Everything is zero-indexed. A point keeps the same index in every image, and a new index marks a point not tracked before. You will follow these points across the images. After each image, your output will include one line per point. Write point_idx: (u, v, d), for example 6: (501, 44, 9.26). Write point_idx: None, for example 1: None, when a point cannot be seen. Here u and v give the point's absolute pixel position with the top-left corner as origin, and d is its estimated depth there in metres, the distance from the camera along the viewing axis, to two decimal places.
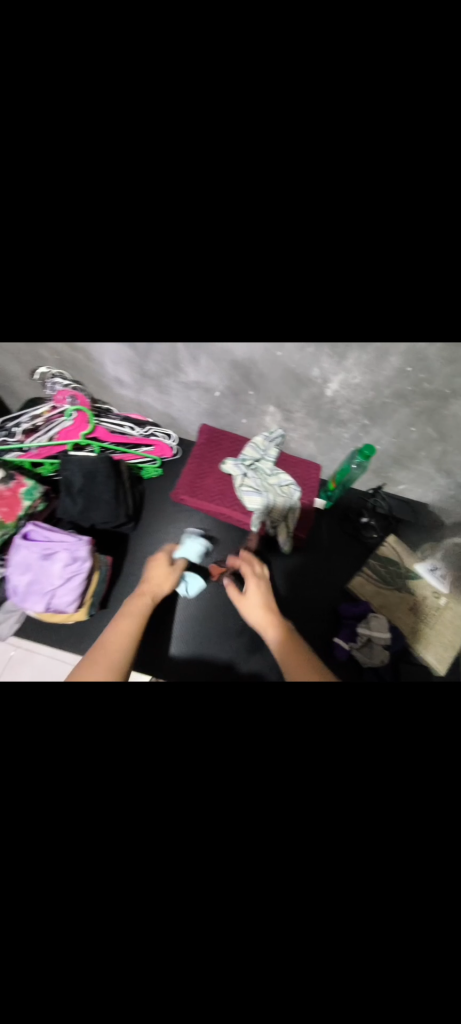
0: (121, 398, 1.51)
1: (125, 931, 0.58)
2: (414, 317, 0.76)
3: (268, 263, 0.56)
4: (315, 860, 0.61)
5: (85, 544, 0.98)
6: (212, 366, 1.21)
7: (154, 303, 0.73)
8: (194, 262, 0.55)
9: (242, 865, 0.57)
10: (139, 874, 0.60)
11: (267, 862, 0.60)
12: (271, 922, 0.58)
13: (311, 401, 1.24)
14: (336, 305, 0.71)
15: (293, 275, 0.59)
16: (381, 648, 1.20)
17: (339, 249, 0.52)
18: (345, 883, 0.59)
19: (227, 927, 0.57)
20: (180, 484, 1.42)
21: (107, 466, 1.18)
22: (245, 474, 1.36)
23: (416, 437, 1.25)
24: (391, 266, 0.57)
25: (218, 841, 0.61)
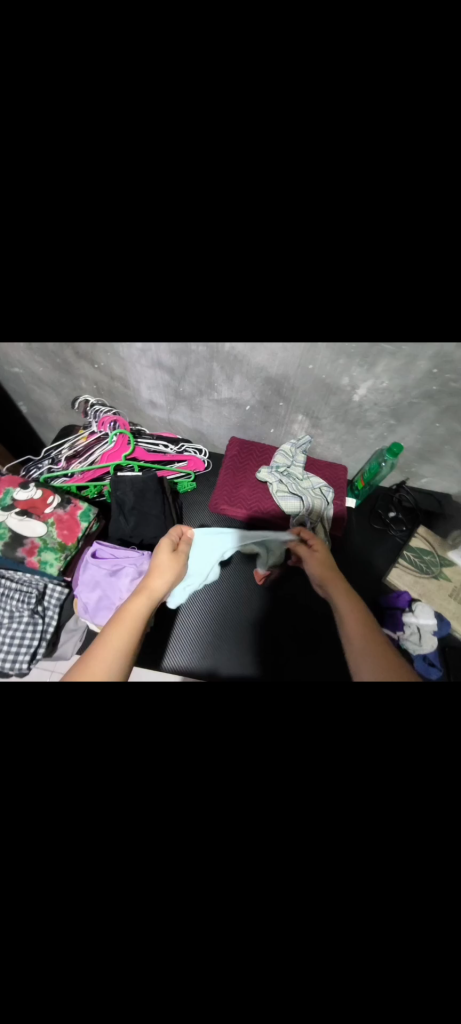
0: (152, 419, 1.60)
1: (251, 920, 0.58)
2: (447, 329, 0.84)
3: (336, 291, 0.61)
4: (412, 870, 0.51)
5: (149, 559, 1.03)
6: (245, 383, 1.30)
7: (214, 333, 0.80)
8: (273, 298, 0.62)
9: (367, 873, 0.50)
10: (253, 886, 0.50)
11: (380, 874, 0.50)
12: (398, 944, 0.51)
13: (339, 408, 1.32)
14: (380, 326, 0.79)
15: (353, 303, 0.66)
16: (430, 636, 1.26)
17: (398, 279, 0.57)
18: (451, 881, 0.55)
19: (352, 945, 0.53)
20: (217, 495, 1.49)
21: (155, 483, 1.24)
22: (280, 481, 1.44)
23: (441, 433, 1.33)
24: (439, 296, 0.64)
25: (331, 866, 0.51)
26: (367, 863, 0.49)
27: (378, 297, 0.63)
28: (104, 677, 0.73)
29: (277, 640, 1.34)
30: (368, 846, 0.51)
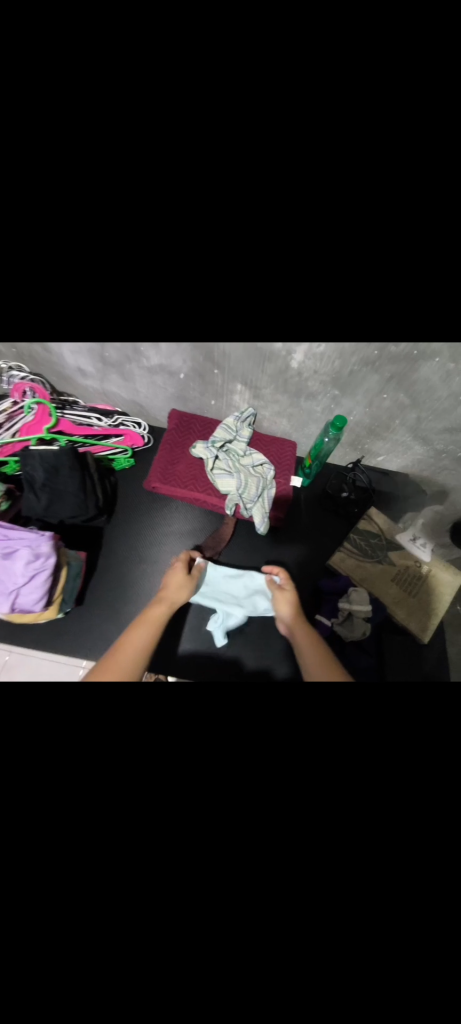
0: (85, 389, 1.46)
1: (129, 870, 0.63)
2: (367, 304, 0.69)
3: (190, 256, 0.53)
4: (324, 813, 0.69)
5: (47, 541, 0.96)
6: (173, 350, 1.15)
7: (94, 310, 0.72)
8: (121, 256, 0.53)
9: (233, 795, 0.69)
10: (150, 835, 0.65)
11: (260, 803, 0.69)
12: (244, 863, 0.65)
13: (279, 377, 1.20)
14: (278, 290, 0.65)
15: (226, 214, 0.44)
16: (362, 621, 1.21)
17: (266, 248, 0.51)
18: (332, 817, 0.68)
19: (194, 904, 0.61)
20: (152, 471, 1.38)
21: (71, 459, 1.14)
22: (216, 457, 1.33)
23: (388, 406, 1.22)
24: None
25: (232, 789, 0.70)
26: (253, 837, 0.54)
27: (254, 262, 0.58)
28: (126, 678, 0.88)
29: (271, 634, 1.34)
30: (235, 793, 0.69)
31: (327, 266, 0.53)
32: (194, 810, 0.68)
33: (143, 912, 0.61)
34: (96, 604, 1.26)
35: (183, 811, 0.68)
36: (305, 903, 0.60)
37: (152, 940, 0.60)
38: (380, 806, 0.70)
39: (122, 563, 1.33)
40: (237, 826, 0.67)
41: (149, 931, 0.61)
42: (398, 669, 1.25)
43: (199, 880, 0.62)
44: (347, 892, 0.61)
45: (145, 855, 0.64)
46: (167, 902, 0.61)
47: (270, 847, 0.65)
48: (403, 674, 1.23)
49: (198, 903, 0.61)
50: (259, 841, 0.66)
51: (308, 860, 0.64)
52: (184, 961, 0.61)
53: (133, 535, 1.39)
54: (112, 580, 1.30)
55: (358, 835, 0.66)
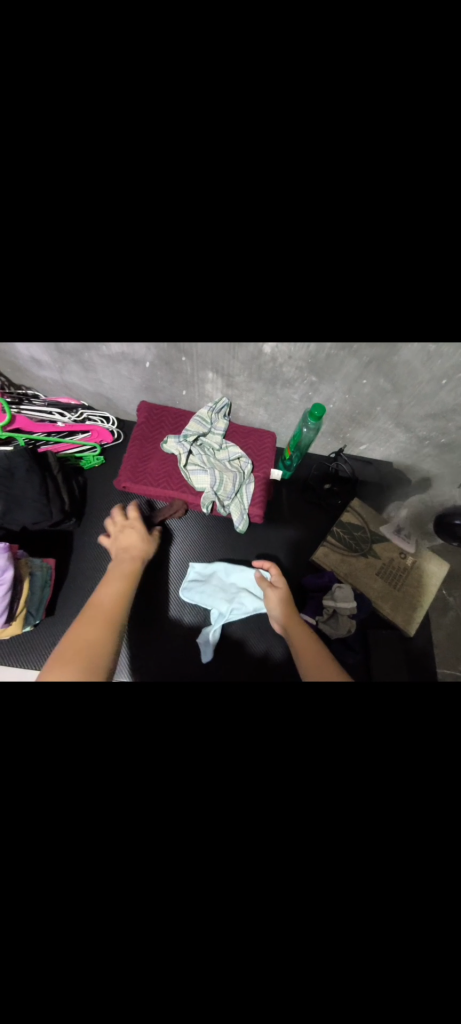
0: (44, 381, 1.34)
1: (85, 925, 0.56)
2: (337, 278, 0.61)
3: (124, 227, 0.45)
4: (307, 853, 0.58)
5: (3, 552, 0.88)
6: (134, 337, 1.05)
7: (30, 297, 0.63)
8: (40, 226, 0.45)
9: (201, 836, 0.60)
10: (105, 886, 0.57)
11: (232, 844, 0.59)
12: (215, 909, 0.57)
13: (251, 363, 1.11)
14: (235, 263, 0.57)
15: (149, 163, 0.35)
16: (347, 618, 1.18)
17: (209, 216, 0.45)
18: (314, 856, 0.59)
19: (156, 952, 0.56)
20: (123, 470, 1.29)
21: (29, 460, 1.04)
22: (190, 453, 1.25)
23: (369, 392, 1.15)
24: (281, 204, 0.47)
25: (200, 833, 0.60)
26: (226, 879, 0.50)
27: (199, 232, 0.50)
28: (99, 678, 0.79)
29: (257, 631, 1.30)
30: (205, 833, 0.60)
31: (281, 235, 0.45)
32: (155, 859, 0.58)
33: (107, 960, 0.56)
34: (68, 614, 1.19)
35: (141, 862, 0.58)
36: (287, 933, 0.57)
37: (124, 981, 0.56)
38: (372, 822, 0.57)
39: (94, 569, 1.25)
40: (206, 870, 0.58)
41: (112, 978, 0.56)
42: (385, 669, 1.16)
43: (161, 929, 0.57)
44: (330, 917, 0.58)
45: (101, 910, 0.56)
46: (131, 953, 0.55)
47: (244, 886, 0.58)
48: (389, 673, 1.15)
49: (168, 944, 0.57)
50: (231, 884, 0.58)
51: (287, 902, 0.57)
52: (160, 1002, 0.57)
53: (106, 538, 1.31)
54: (84, 587, 1.23)
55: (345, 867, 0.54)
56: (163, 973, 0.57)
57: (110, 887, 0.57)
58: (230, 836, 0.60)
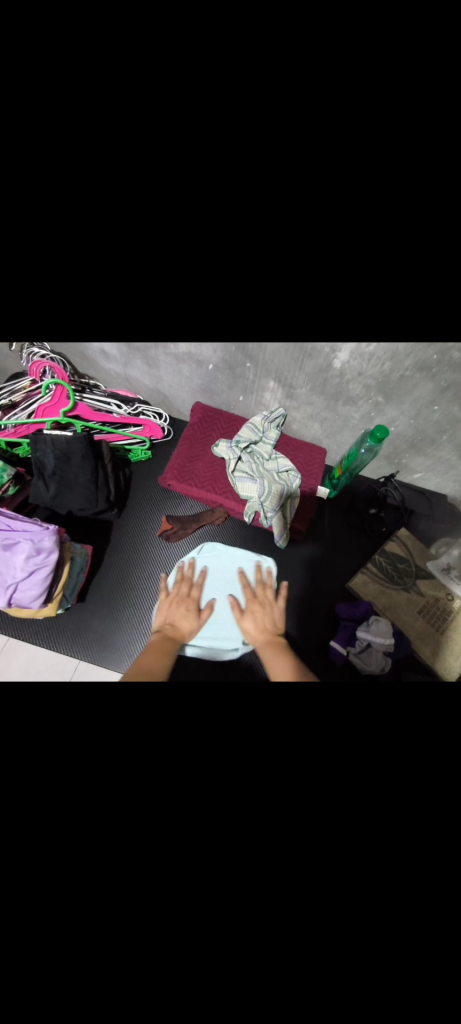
0: (107, 371, 1.38)
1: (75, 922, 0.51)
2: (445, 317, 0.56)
3: None
4: (364, 890, 0.51)
5: (50, 534, 0.89)
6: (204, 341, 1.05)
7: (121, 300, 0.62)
8: None
9: (214, 864, 0.53)
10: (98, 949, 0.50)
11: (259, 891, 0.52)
12: (226, 956, 0.51)
13: (317, 376, 1.07)
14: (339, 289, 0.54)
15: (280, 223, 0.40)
16: (382, 656, 1.09)
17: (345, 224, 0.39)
18: (347, 925, 0.50)
19: (159, 1010, 0.51)
20: (169, 467, 1.29)
21: (84, 447, 1.06)
22: (238, 459, 1.23)
23: (438, 419, 1.08)
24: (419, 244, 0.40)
25: (211, 856, 0.53)
26: (239, 914, 0.51)
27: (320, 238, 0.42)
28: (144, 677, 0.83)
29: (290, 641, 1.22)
30: (222, 870, 0.53)
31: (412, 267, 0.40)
32: (164, 887, 0.52)
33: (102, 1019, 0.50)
34: (97, 603, 1.20)
35: (152, 882, 0.52)
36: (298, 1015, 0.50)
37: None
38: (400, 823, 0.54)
39: (129, 561, 1.26)
40: (222, 922, 0.51)
41: None
42: (414, 670, 1.16)
43: (168, 986, 0.51)
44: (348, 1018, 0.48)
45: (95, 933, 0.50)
46: (139, 1003, 0.50)
47: (259, 969, 0.51)
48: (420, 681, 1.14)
49: (169, 1002, 0.51)
50: (249, 941, 0.51)
51: (310, 965, 0.50)
52: None
53: (143, 531, 1.31)
54: (115, 579, 1.23)
55: (372, 881, 0.51)
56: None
57: (108, 929, 0.50)
58: (256, 869, 0.53)
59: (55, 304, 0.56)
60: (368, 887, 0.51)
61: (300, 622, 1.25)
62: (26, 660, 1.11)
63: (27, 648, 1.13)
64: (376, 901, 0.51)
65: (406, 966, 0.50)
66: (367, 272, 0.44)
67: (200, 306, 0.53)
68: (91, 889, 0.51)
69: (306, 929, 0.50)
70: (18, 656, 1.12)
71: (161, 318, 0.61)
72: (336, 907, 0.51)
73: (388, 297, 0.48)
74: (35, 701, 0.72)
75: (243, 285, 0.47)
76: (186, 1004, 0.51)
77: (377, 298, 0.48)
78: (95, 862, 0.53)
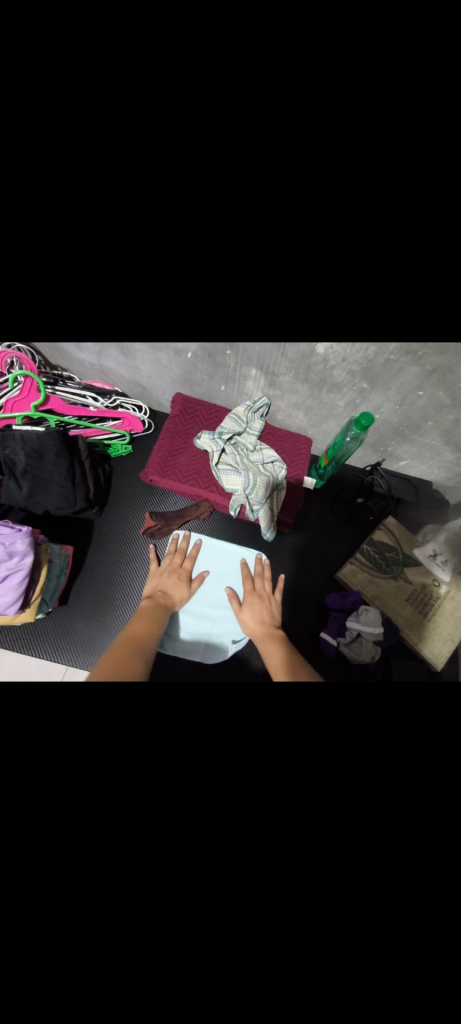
0: (81, 362, 1.31)
1: None
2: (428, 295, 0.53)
3: (201, 212, 0.39)
4: (358, 891, 0.50)
5: (24, 537, 0.84)
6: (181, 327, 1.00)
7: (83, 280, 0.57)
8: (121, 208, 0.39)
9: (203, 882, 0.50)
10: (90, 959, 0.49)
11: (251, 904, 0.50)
12: (220, 962, 0.50)
13: (300, 363, 1.04)
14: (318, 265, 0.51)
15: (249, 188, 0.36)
16: (372, 644, 1.10)
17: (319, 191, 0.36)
18: (339, 923, 0.50)
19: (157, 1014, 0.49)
20: (151, 462, 1.24)
21: (58, 443, 0.99)
22: (222, 452, 1.19)
23: (423, 405, 1.06)
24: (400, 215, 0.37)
25: (201, 885, 0.50)
26: (232, 919, 0.50)
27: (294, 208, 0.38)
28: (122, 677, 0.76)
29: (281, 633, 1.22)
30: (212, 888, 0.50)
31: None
32: (153, 910, 0.50)
33: None
34: (81, 604, 1.16)
35: (141, 909, 0.50)
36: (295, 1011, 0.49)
37: None
38: None
39: (112, 560, 1.22)
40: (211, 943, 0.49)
41: None
42: (405, 670, 1.11)
43: (162, 993, 0.49)
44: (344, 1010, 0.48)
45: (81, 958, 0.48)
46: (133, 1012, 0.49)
47: (251, 964, 0.50)
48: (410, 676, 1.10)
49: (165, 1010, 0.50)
50: (241, 949, 0.50)
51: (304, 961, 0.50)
52: None
53: (126, 528, 1.27)
54: (99, 578, 1.19)
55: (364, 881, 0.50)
56: None
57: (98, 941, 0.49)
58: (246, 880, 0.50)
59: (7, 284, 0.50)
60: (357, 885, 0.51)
61: (290, 614, 1.24)
62: (7, 667, 1.07)
63: (9, 655, 1.09)
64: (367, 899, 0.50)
65: None
66: (344, 247, 0.41)
67: (168, 287, 0.49)
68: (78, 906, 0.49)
69: (300, 931, 0.50)
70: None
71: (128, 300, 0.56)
72: (328, 910, 0.50)
73: (368, 275, 0.45)
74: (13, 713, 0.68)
75: (213, 262, 0.43)
76: (183, 1007, 0.50)
77: (353, 284, 0.45)
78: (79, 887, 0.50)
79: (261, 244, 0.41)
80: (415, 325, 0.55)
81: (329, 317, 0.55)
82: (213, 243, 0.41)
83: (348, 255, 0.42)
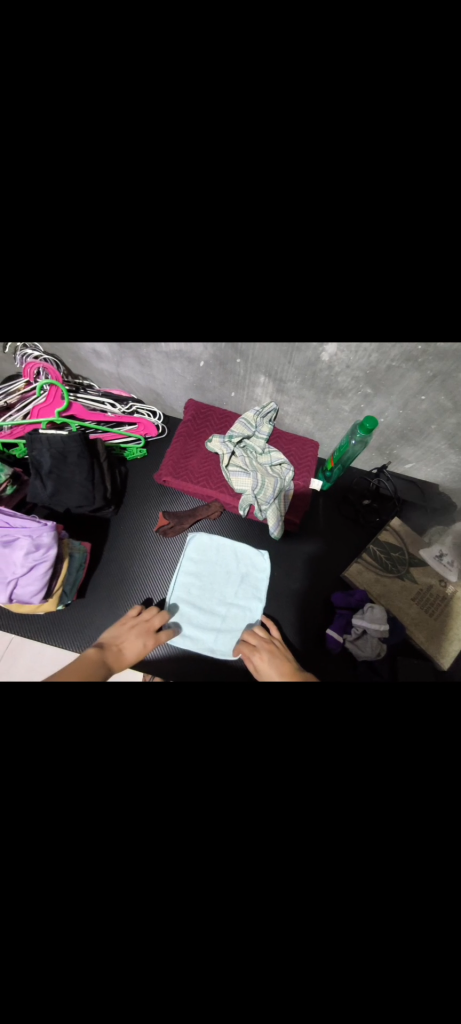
0: (100, 371, 1.40)
1: (83, 910, 0.53)
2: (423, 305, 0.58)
3: None
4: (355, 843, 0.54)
5: (49, 532, 0.91)
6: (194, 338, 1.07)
7: None
8: None
9: (213, 830, 0.58)
10: (108, 914, 0.53)
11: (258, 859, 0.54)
12: (228, 923, 0.54)
13: (306, 369, 1.09)
14: None
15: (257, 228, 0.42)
16: (377, 641, 1.12)
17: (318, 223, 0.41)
18: (336, 882, 0.55)
19: (170, 968, 0.53)
20: (164, 464, 1.31)
21: (80, 446, 1.07)
22: (232, 454, 1.25)
23: (426, 408, 1.10)
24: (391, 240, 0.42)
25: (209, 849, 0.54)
26: None
27: None
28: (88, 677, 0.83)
29: (286, 632, 1.25)
30: None
31: (384, 260, 0.42)
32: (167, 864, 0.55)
33: (111, 988, 0.52)
34: (97, 597, 1.22)
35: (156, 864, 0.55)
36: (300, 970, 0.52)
37: (131, 998, 0.52)
38: None
39: (127, 557, 1.28)
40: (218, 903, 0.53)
41: (124, 1007, 0.52)
42: (411, 670, 1.14)
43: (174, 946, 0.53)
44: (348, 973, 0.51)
45: (98, 906, 0.53)
46: (147, 965, 0.52)
47: (256, 920, 0.54)
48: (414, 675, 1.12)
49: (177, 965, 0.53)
50: (246, 908, 0.54)
51: (307, 927, 0.53)
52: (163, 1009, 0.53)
53: (140, 526, 1.33)
54: (115, 573, 1.25)
55: (356, 837, 0.57)
56: (173, 991, 0.53)
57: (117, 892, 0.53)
58: (251, 831, 0.58)
59: (49, 307, 0.58)
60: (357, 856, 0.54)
61: (297, 611, 1.28)
62: (29, 656, 1.13)
63: (30, 644, 1.15)
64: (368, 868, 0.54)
65: (401, 926, 0.52)
66: None
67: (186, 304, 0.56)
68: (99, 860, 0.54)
69: (300, 888, 0.54)
70: (22, 652, 1.14)
71: (151, 318, 0.63)
72: (325, 864, 0.55)
73: None
74: (38, 690, 0.74)
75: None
76: (195, 962, 0.53)
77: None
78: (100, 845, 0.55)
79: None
80: (411, 333, 0.59)
81: (331, 330, 0.60)
82: None
83: None
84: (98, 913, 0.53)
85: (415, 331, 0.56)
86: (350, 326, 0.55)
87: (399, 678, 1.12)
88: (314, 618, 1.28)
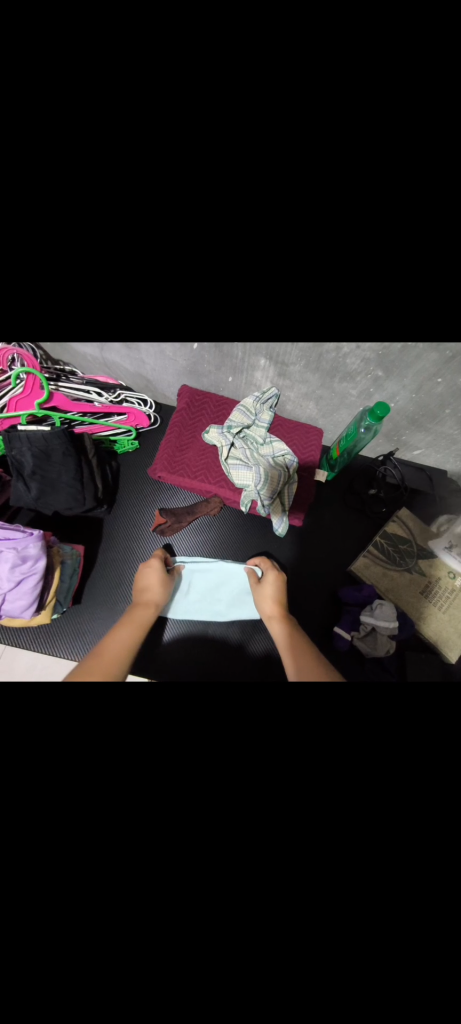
0: (83, 356, 1.27)
1: (93, 952, 0.50)
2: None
3: (218, 206, 0.36)
4: (378, 868, 0.52)
5: (36, 542, 0.83)
6: None
7: None
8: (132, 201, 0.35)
9: (231, 877, 0.52)
10: (123, 954, 0.50)
11: (278, 883, 0.52)
12: (250, 960, 0.51)
13: (311, 351, 0.99)
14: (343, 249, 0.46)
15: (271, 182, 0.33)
16: (387, 640, 1.09)
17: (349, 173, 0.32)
18: (365, 925, 0.50)
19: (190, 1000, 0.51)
20: (158, 458, 1.22)
21: (64, 443, 0.97)
22: (232, 445, 1.16)
23: (441, 392, 1.02)
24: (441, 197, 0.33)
25: (228, 876, 0.52)
26: (259, 912, 0.51)
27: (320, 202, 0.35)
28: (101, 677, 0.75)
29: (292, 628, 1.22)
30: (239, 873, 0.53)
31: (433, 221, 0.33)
32: (183, 903, 0.51)
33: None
34: (94, 600, 1.16)
35: (170, 903, 0.51)
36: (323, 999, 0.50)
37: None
38: (419, 820, 0.54)
39: (123, 557, 1.21)
40: (238, 934, 0.51)
41: None
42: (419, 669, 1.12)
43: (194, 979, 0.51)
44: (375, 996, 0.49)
45: (117, 952, 0.50)
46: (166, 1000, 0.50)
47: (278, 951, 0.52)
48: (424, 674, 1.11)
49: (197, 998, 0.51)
50: (268, 944, 0.51)
51: (331, 964, 0.50)
52: None
53: (136, 524, 1.26)
54: (111, 575, 1.19)
55: (387, 872, 0.52)
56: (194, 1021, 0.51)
57: (131, 931, 0.50)
58: (273, 878, 0.52)
59: None
60: (378, 883, 0.51)
61: (303, 607, 1.24)
62: (24, 663, 1.10)
63: (26, 651, 1.11)
64: (388, 892, 0.51)
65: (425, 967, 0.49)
66: (377, 231, 0.37)
67: None
68: (109, 903, 0.51)
69: (326, 931, 0.50)
70: (18, 657, 1.11)
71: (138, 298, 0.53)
72: (354, 910, 0.51)
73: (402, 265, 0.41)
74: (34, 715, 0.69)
75: (228, 252, 0.39)
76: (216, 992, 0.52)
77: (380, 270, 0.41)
78: (110, 889, 0.51)
79: (280, 231, 0.37)
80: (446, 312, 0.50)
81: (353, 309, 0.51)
82: (231, 232, 0.37)
83: (375, 246, 0.38)
84: (112, 953, 0.50)
85: (448, 311, 0.48)
86: (374, 304, 0.46)
87: (406, 678, 1.11)
88: (321, 614, 1.24)
